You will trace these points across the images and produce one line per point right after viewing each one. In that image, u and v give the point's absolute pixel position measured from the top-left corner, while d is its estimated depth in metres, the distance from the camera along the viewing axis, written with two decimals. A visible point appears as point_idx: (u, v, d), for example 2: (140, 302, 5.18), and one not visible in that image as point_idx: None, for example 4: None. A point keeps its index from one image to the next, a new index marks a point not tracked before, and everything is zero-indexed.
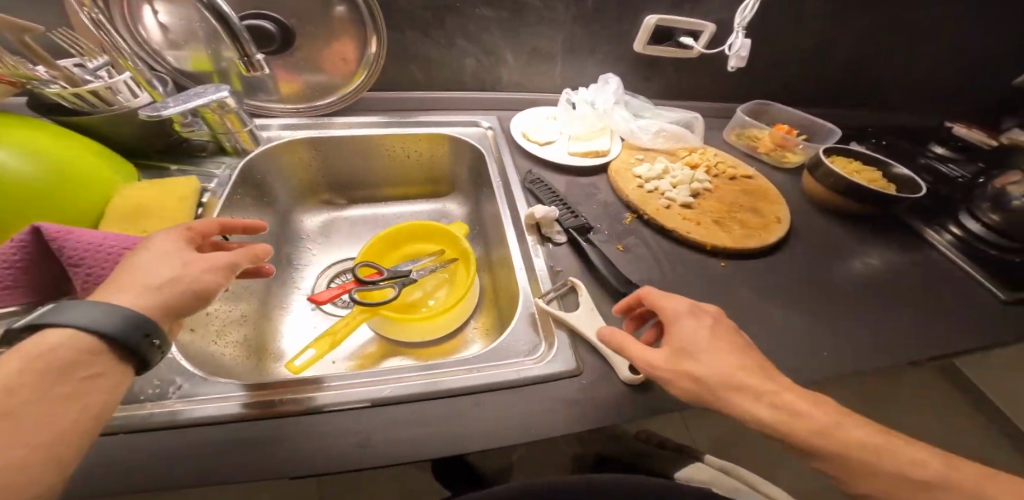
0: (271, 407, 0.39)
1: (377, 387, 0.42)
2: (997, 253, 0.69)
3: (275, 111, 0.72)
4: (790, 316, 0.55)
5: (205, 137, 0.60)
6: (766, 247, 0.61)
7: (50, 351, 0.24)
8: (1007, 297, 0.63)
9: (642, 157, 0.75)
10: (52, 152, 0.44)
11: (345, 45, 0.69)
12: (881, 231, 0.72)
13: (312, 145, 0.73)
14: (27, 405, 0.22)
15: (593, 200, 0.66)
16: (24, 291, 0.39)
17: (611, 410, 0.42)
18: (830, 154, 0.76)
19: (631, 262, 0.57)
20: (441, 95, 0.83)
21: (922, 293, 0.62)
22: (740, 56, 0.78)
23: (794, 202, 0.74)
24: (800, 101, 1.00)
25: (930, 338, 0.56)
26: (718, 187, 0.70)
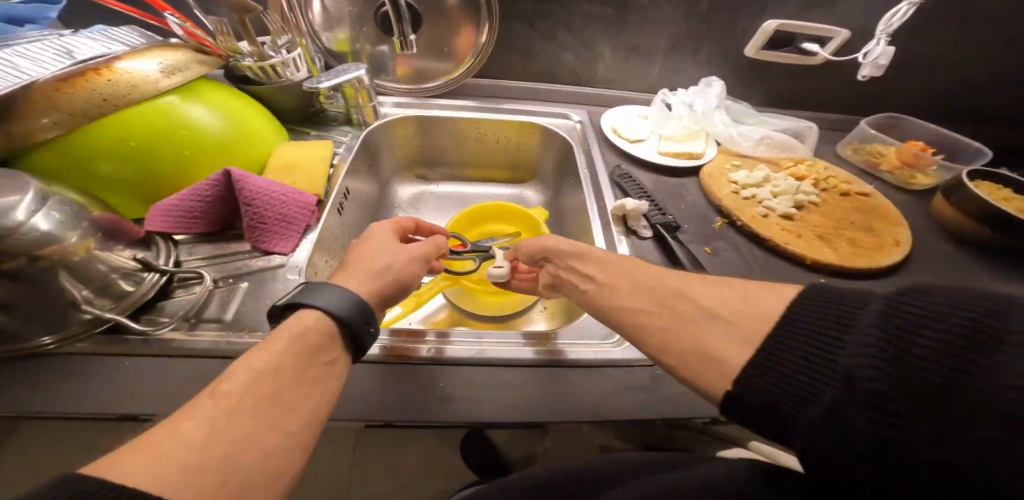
0: (374, 350, 0.45)
1: (461, 347, 0.46)
2: None
3: (388, 91, 0.80)
4: None
5: (340, 109, 0.69)
6: (878, 271, 0.56)
7: (305, 335, 0.31)
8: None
9: (740, 163, 0.72)
10: (238, 113, 0.53)
11: (459, 34, 0.75)
12: None
13: (417, 123, 0.80)
14: (290, 383, 0.28)
15: (682, 201, 0.65)
16: (207, 221, 0.49)
17: (686, 406, 0.42)
18: (972, 178, 0.66)
19: (718, 265, 0.55)
20: (537, 86, 0.86)
21: None
22: (876, 64, 0.72)
23: (916, 227, 0.66)
24: (936, 118, 0.88)
25: None
26: (826, 201, 0.65)
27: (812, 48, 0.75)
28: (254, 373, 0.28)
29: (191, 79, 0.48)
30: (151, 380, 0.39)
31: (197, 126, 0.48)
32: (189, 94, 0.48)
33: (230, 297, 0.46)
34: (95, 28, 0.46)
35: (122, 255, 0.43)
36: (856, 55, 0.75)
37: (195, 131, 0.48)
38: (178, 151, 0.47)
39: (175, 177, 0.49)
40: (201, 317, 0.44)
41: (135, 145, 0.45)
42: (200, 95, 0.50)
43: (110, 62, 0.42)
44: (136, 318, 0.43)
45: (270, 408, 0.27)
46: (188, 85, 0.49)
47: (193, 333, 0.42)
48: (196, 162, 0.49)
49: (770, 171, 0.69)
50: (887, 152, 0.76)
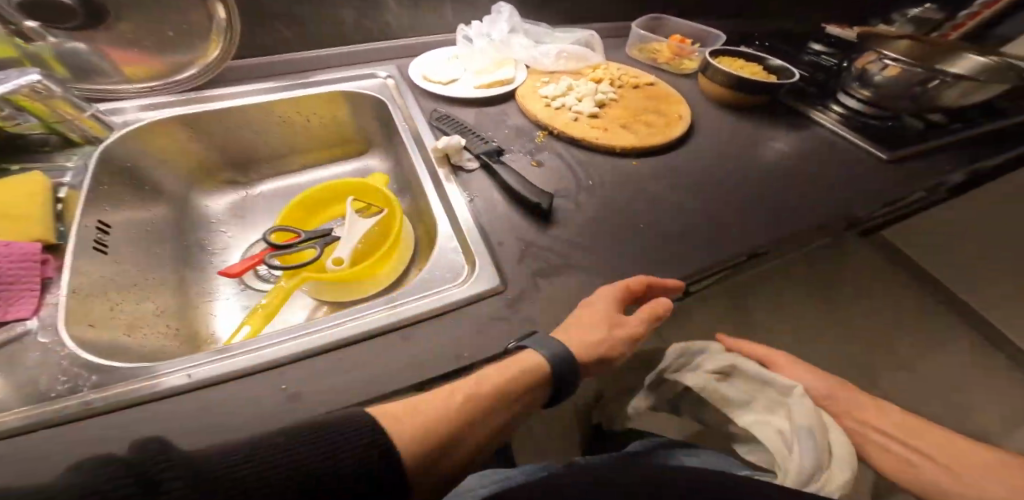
0: (202, 375, 0.36)
1: (304, 341, 0.39)
2: (874, 123, 0.76)
3: (124, 93, 0.63)
4: (703, 208, 0.58)
5: (38, 128, 0.52)
6: (671, 141, 0.64)
7: (505, 392, 0.36)
8: (891, 157, 0.69)
9: (549, 79, 0.74)
10: None
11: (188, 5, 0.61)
12: (774, 118, 0.77)
13: (185, 124, 0.64)
14: (477, 401, 0.35)
15: (505, 125, 0.65)
16: None
17: (549, 318, 0.43)
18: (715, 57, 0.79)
19: (546, 176, 0.57)
20: (326, 50, 0.76)
21: (810, 167, 0.68)
22: None
23: (694, 104, 0.77)
24: (691, 13, 1.02)
25: (820, 204, 0.62)
26: (623, 96, 0.72)
27: None
28: (460, 396, 0.35)
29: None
30: None
31: None
32: None
33: None
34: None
35: None
36: None
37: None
38: None
39: None
40: None
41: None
42: None
43: None
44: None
45: (445, 419, 0.33)
46: None
47: None
48: None
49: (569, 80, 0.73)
50: (662, 46, 0.86)
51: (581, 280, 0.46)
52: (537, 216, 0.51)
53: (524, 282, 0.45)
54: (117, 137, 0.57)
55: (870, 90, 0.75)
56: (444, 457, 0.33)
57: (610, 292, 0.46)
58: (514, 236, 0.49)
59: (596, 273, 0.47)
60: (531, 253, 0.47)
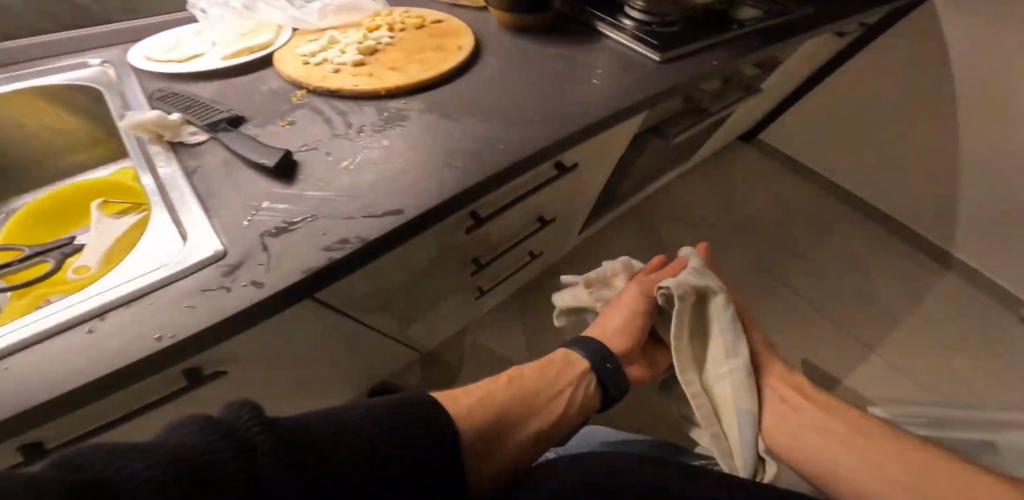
0: None
1: None
2: (658, 29, 0.78)
3: None
4: (472, 127, 0.56)
5: None
6: (444, 76, 0.60)
7: (545, 380, 0.56)
8: (662, 57, 0.72)
9: (315, 37, 0.62)
10: None
11: None
12: (561, 37, 0.77)
13: None
14: (523, 392, 0.53)
15: (254, 88, 0.56)
16: None
17: (279, 276, 0.41)
18: None
19: (295, 135, 0.51)
20: (30, 44, 0.64)
21: (591, 75, 0.69)
22: None
23: (481, 32, 0.75)
24: None
25: (593, 106, 0.63)
26: (405, 39, 0.64)
27: None
28: (508, 385, 0.53)
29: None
30: None
31: None
32: None
33: None
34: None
35: None
36: None
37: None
38: None
39: None
40: None
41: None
42: None
43: None
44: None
45: (507, 396, 0.51)
46: None
47: None
48: None
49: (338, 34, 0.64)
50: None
51: (319, 229, 0.45)
52: (276, 174, 0.48)
53: (248, 243, 0.43)
54: None
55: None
56: (486, 444, 0.45)
57: (349, 235, 0.44)
58: (244, 203, 0.46)
59: (337, 220, 0.45)
60: (263, 213, 0.45)
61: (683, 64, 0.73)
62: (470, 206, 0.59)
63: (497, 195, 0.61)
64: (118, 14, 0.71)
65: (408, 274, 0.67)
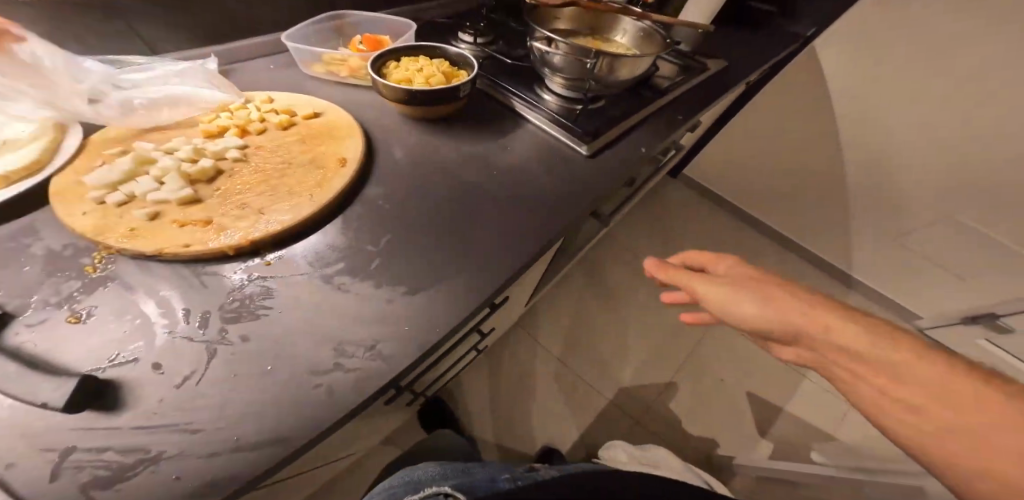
0: None
1: None
2: (583, 107, 0.71)
3: None
4: (368, 291, 0.43)
5: None
6: (322, 210, 0.47)
7: None
8: (590, 149, 0.63)
9: (121, 151, 0.48)
10: None
11: None
12: (481, 127, 0.65)
13: None
14: None
15: (22, 265, 0.39)
16: None
17: None
18: (386, 61, 0.62)
19: (109, 325, 0.37)
20: None
21: (521, 183, 0.58)
22: None
23: (382, 129, 0.60)
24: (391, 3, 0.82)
25: (529, 231, 0.52)
26: (261, 148, 0.51)
27: None
28: None
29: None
30: None
31: None
32: None
33: None
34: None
35: None
36: None
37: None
38: None
39: None
40: None
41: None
42: None
43: None
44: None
45: None
46: None
47: None
48: None
49: (157, 143, 0.50)
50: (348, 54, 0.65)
51: (166, 476, 0.30)
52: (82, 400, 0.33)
53: None
54: None
55: (559, 74, 0.67)
56: None
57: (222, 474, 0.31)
58: (35, 449, 0.30)
59: (196, 454, 0.32)
60: (67, 469, 0.30)
61: (623, 148, 0.67)
62: None
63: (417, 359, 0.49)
64: None
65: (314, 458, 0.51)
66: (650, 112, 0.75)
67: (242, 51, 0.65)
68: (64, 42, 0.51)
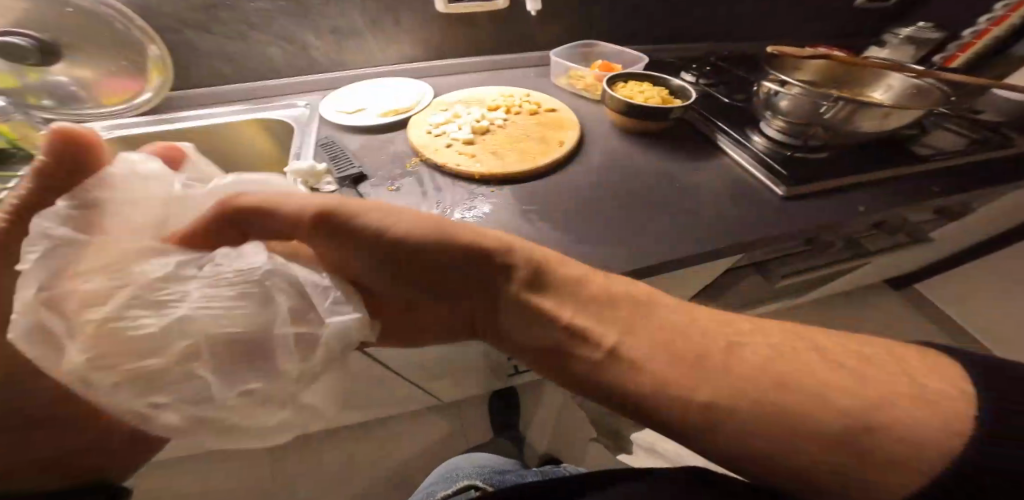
0: None
1: None
2: (797, 156, 0.67)
3: (85, 116, 0.66)
4: (550, 232, 0.57)
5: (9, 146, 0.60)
6: (539, 170, 0.63)
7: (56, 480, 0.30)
8: (789, 192, 0.61)
9: (444, 107, 0.75)
10: None
11: (103, 91, 0.64)
12: (679, 147, 0.71)
13: (122, 142, 0.68)
14: None
15: (385, 154, 0.68)
16: None
17: None
18: (618, 81, 0.75)
19: (397, 200, 0.60)
20: (246, 82, 0.77)
21: (702, 202, 0.62)
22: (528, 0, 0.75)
23: (596, 132, 0.73)
24: (644, 40, 0.95)
25: (691, 239, 0.56)
26: (513, 123, 0.71)
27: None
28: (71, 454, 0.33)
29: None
30: None
31: None
32: None
33: None
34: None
35: None
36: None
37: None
38: None
39: None
40: None
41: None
42: None
43: None
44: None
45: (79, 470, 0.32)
46: None
47: None
48: None
49: (463, 107, 0.76)
50: (586, 73, 0.81)
51: None
52: None
53: None
54: None
55: (781, 117, 0.67)
56: None
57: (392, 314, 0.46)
58: None
59: None
60: None
61: (833, 203, 0.62)
62: None
63: None
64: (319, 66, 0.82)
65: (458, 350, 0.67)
66: (886, 176, 0.66)
67: (516, 62, 0.90)
68: (435, 42, 0.85)
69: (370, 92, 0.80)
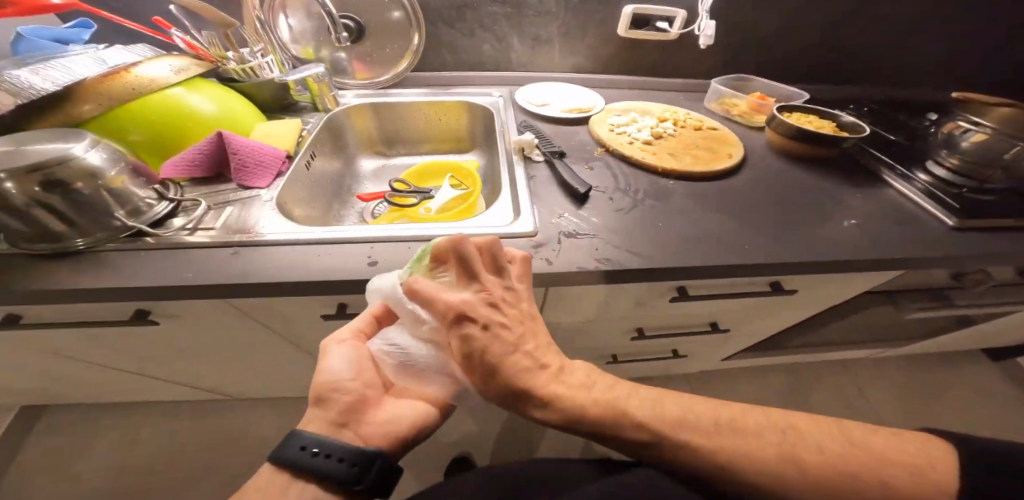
0: (357, 236, 0.58)
1: (405, 246, 0.58)
2: (968, 194, 0.68)
3: (349, 85, 0.92)
4: (724, 222, 0.66)
5: (307, 100, 0.84)
6: (712, 174, 0.73)
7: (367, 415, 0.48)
8: (959, 224, 0.64)
9: (620, 112, 0.87)
10: (231, 105, 0.70)
11: (355, 70, 0.91)
12: (842, 170, 0.76)
13: (371, 108, 0.91)
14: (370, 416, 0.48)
15: (573, 140, 0.81)
16: (199, 170, 0.63)
17: (569, 263, 0.58)
18: (785, 111, 0.80)
19: (593, 176, 0.72)
20: (456, 72, 0.97)
21: (867, 222, 0.66)
22: (706, 34, 0.85)
23: (758, 149, 0.81)
24: (795, 79, 1.02)
25: (858, 250, 0.62)
26: (683, 132, 0.81)
27: (663, 26, 0.89)
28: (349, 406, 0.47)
29: (195, 74, 0.65)
30: (167, 275, 0.53)
31: (196, 110, 0.64)
32: (189, 88, 0.65)
33: (216, 221, 0.60)
34: (86, 48, 0.59)
35: (145, 191, 0.58)
36: (693, 28, 0.88)
37: (194, 114, 0.64)
38: (183, 123, 0.63)
39: (163, 146, 0.63)
40: (200, 227, 0.59)
41: (93, 124, 0.57)
42: (203, 89, 0.67)
43: (129, 67, 0.58)
44: (153, 228, 0.57)
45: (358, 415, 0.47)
46: (189, 80, 0.66)
47: (193, 233, 0.58)
48: (173, 133, 0.63)
49: (637, 113, 0.88)
50: (740, 102, 0.87)
51: (592, 249, 0.60)
52: (574, 201, 0.68)
53: (542, 237, 0.61)
54: (340, 111, 0.87)
55: (957, 156, 0.69)
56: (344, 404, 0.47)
57: (606, 263, 0.59)
58: (552, 209, 0.66)
59: (610, 246, 0.61)
60: (558, 220, 0.64)
61: (1005, 239, 0.63)
62: (683, 280, 0.68)
63: (712, 282, 0.70)
64: (511, 65, 0.98)
65: (608, 314, 0.78)
66: None
67: (675, 83, 1.01)
68: (611, 58, 0.98)
69: (553, 93, 0.94)
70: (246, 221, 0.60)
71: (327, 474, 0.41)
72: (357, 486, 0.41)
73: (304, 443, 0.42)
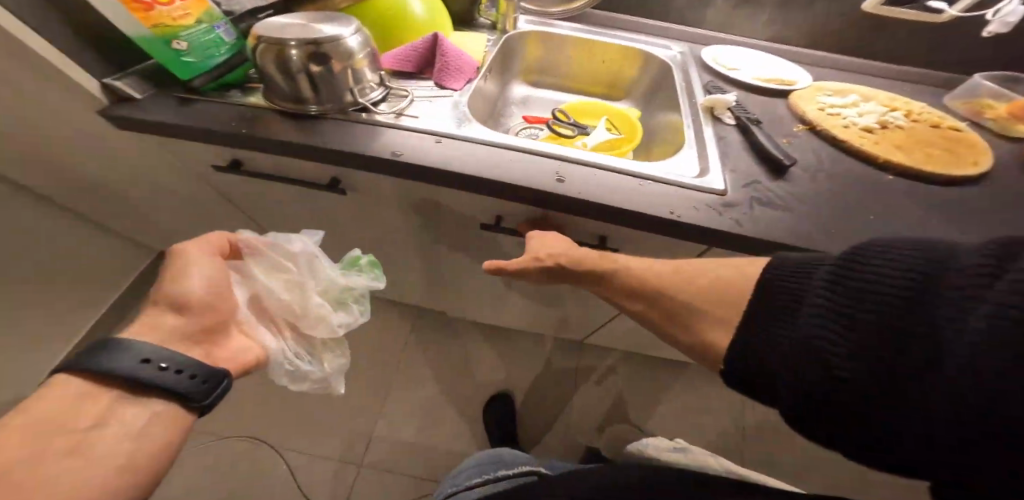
0: (550, 154, 0.59)
1: (594, 173, 0.57)
2: None
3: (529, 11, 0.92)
4: (951, 230, 0.55)
5: (491, 18, 0.87)
6: (948, 177, 0.62)
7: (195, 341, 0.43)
8: None
9: (833, 92, 0.77)
10: (440, 9, 0.75)
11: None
12: None
13: (547, 38, 0.91)
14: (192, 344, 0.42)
15: (770, 112, 0.74)
16: (411, 64, 0.69)
17: (768, 230, 0.53)
18: None
19: (791, 150, 0.65)
20: (641, 19, 0.93)
21: None
22: (1004, 21, 0.71)
23: (999, 161, 0.67)
24: None
25: None
26: (914, 127, 0.70)
27: (938, 6, 0.73)
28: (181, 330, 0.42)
29: None
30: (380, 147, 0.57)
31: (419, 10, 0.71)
32: None
33: (420, 114, 0.64)
34: None
35: (374, 75, 0.63)
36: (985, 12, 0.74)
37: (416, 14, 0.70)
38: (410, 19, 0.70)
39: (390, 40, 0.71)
40: (405, 115, 0.63)
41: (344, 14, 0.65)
42: None
43: None
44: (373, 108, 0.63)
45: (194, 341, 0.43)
46: None
47: (398, 120, 0.62)
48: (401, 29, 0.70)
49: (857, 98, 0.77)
50: (999, 105, 0.74)
51: (784, 221, 0.54)
52: (771, 171, 0.62)
53: (733, 198, 0.57)
54: (518, 34, 0.88)
55: None
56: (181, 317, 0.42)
57: (804, 239, 0.52)
58: (745, 174, 0.61)
59: (812, 223, 0.55)
60: (751, 186, 0.59)
61: None
62: None
63: None
64: (700, 21, 0.91)
65: None
66: None
67: (889, 72, 0.87)
68: (820, 31, 0.87)
69: (748, 58, 0.86)
70: (446, 118, 0.63)
71: (170, 389, 0.37)
72: (199, 401, 0.39)
73: (135, 354, 0.37)
